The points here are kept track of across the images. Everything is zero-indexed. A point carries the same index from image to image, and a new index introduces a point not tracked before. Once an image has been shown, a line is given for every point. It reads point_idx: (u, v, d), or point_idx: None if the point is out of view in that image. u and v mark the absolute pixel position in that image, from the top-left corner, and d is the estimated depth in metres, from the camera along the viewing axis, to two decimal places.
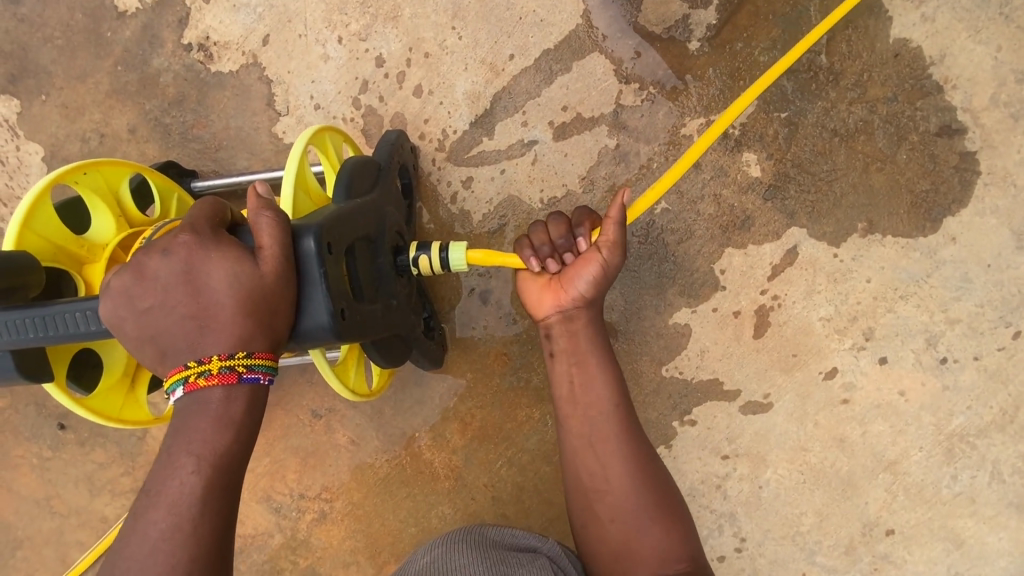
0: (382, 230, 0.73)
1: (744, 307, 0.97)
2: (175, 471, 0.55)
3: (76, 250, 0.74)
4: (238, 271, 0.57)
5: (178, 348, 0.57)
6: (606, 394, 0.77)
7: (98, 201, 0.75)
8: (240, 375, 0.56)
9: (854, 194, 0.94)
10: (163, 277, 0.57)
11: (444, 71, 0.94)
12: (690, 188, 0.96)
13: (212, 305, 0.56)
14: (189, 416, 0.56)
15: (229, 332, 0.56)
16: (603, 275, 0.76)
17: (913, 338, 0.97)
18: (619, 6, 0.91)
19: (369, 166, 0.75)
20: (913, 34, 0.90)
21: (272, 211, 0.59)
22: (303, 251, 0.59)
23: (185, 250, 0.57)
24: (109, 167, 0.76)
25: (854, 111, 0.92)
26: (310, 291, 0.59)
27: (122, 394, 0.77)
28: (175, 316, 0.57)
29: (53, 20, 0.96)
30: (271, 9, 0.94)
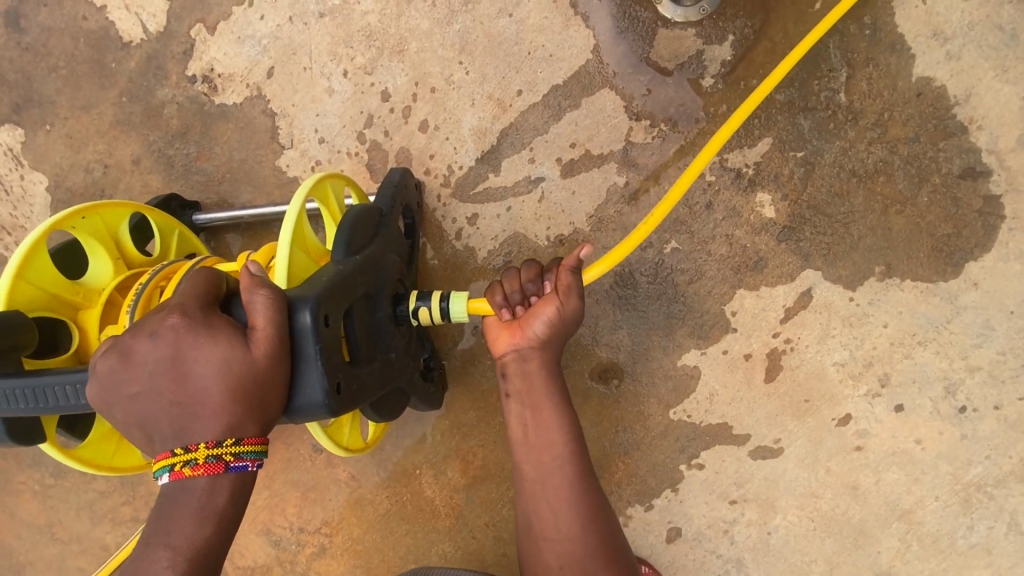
0: (381, 284, 0.71)
1: (755, 350, 0.94)
2: (153, 560, 0.54)
3: (71, 297, 0.73)
4: (230, 355, 0.56)
5: (167, 434, 0.56)
6: (559, 439, 0.73)
7: (95, 245, 0.75)
8: (227, 464, 0.55)
9: (872, 236, 0.90)
10: (151, 362, 0.56)
11: (451, 106, 0.92)
12: (701, 228, 0.93)
13: (201, 392, 0.55)
14: (172, 502, 0.55)
15: (218, 420, 0.55)
16: (562, 319, 0.74)
17: (931, 386, 0.93)
18: (631, 41, 0.89)
19: (370, 216, 0.73)
20: (936, 73, 0.87)
21: (266, 290, 0.57)
22: (298, 326, 0.58)
23: (174, 334, 0.56)
24: (106, 210, 0.76)
25: (874, 151, 0.89)
26: (304, 368, 0.58)
27: (113, 441, 0.78)
28: (162, 402, 0.56)
29: (58, 50, 0.96)
30: (276, 41, 0.93)
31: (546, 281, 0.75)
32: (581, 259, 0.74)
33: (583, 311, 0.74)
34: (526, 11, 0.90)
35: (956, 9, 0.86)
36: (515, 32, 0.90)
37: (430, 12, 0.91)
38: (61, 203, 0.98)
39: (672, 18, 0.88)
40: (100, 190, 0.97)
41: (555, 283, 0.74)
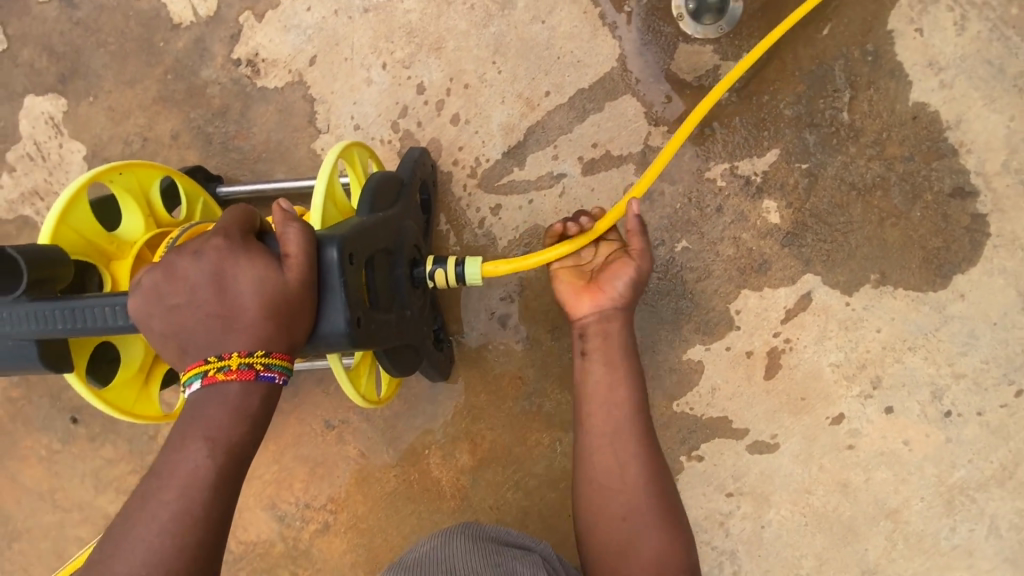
0: (400, 243, 0.75)
1: (756, 347, 1.00)
2: (186, 454, 0.56)
3: (105, 246, 0.76)
4: (265, 276, 0.59)
5: (200, 344, 0.59)
6: (627, 397, 0.79)
7: (130, 200, 0.77)
8: (257, 373, 0.57)
9: (868, 246, 0.97)
10: (192, 276, 0.59)
11: (482, 102, 0.97)
12: (711, 229, 0.98)
13: (236, 307, 0.58)
14: (203, 406, 0.58)
15: (249, 334, 0.58)
16: (638, 278, 0.83)
17: (919, 390, 0.99)
18: (653, 53, 0.96)
19: (392, 182, 0.78)
20: (931, 99, 0.95)
21: (298, 223, 0.61)
22: (326, 260, 0.61)
23: (215, 253, 0.59)
24: (142, 168, 0.78)
25: (872, 167, 0.96)
26: (329, 298, 0.61)
27: (135, 389, 0.78)
28: (199, 315, 0.59)
29: (108, 27, 1.00)
30: (320, 32, 0.98)
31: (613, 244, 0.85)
32: (641, 218, 0.82)
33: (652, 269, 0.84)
34: (558, 20, 0.96)
35: (950, 43, 0.94)
36: (547, 38, 0.97)
37: (468, 14, 0.97)
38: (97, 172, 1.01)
39: (692, 34, 0.95)
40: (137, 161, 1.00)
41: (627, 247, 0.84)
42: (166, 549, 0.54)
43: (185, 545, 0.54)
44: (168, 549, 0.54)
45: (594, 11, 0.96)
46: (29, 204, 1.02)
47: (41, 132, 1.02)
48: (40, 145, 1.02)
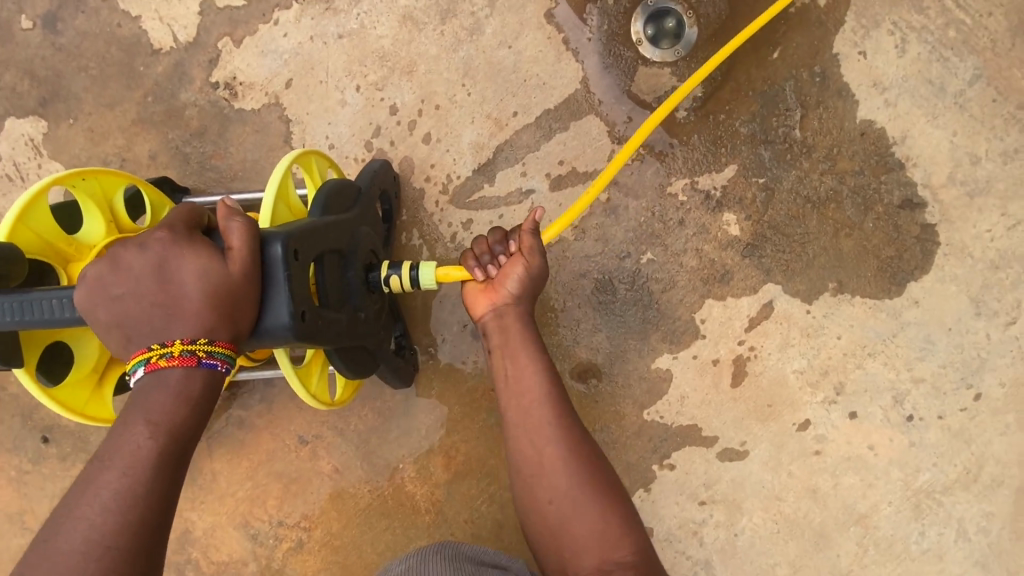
0: (355, 246, 0.75)
1: (722, 356, 1.02)
2: (130, 436, 0.53)
3: (64, 247, 0.72)
4: (207, 268, 0.56)
5: (143, 334, 0.56)
6: (537, 380, 0.76)
7: (92, 205, 0.75)
8: (198, 359, 0.55)
9: (826, 255, 1.01)
10: (135, 266, 0.56)
11: (452, 122, 1.01)
12: (674, 242, 1.02)
13: (180, 295, 0.55)
14: (152, 388, 0.55)
15: (191, 322, 0.55)
16: (529, 276, 0.80)
17: (881, 395, 1.02)
18: (615, 76, 1.00)
19: (347, 188, 0.78)
20: (877, 117, 1.00)
21: (242, 218, 0.58)
22: (269, 255, 0.58)
23: (160, 245, 0.57)
24: (105, 176, 0.77)
25: (825, 181, 1.01)
26: (271, 290, 0.58)
27: (88, 389, 0.74)
28: (143, 304, 0.56)
29: (89, 52, 1.03)
30: (296, 56, 1.01)
31: (511, 242, 0.81)
32: (537, 222, 0.79)
33: (548, 267, 0.80)
34: (524, 44, 1.01)
35: (892, 64, 1.00)
36: (514, 61, 1.01)
37: (439, 39, 1.01)
38: None
39: (651, 58, 1.00)
40: None
41: (519, 245, 0.80)
42: (99, 531, 0.50)
43: (126, 526, 0.50)
44: (108, 531, 0.49)
45: (558, 35, 1.01)
46: None
47: (21, 154, 1.04)
48: (19, 166, 1.04)
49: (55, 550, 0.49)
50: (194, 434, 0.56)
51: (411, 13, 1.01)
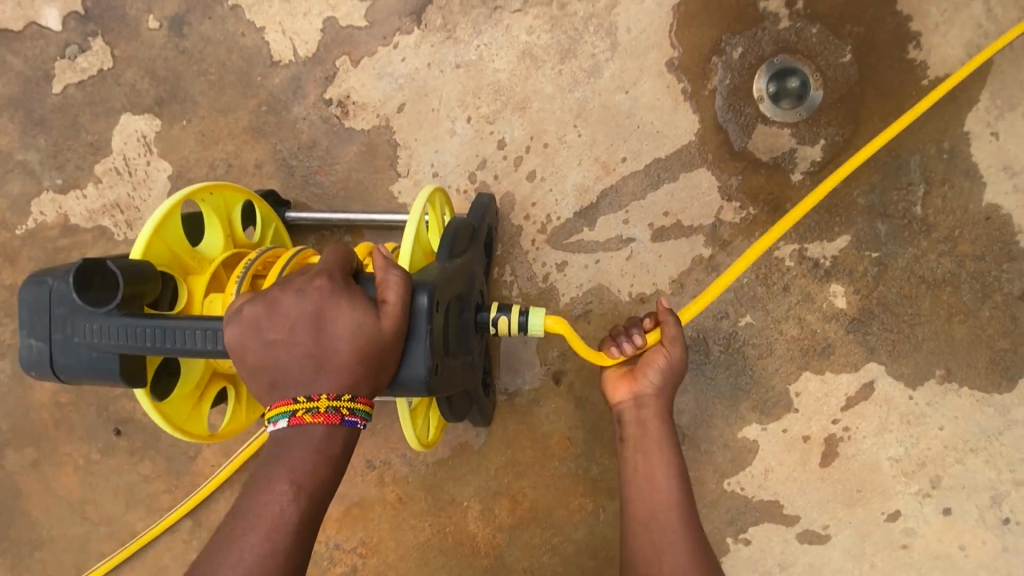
0: (471, 289, 0.72)
1: (813, 432, 0.98)
2: (271, 496, 0.50)
3: (187, 260, 0.73)
4: (362, 322, 0.52)
5: (289, 383, 0.52)
6: (667, 487, 0.78)
7: (215, 219, 0.76)
8: (342, 417, 0.51)
9: (935, 341, 0.96)
10: (293, 313, 0.52)
11: (559, 162, 1.00)
12: (775, 307, 0.98)
13: (332, 349, 0.52)
14: (291, 445, 0.51)
15: (341, 379, 0.51)
16: (670, 367, 0.82)
17: (980, 494, 0.96)
18: (732, 131, 0.98)
19: (468, 227, 0.76)
20: (1005, 202, 0.95)
21: (398, 270, 0.54)
22: (415, 308, 0.54)
23: (320, 292, 0.53)
24: (229, 191, 0.78)
25: (943, 262, 0.96)
26: (413, 344, 0.55)
27: (189, 404, 0.73)
28: (295, 354, 0.52)
29: (210, 57, 1.05)
30: (411, 82, 1.01)
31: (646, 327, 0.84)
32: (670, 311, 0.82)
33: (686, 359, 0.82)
34: (641, 91, 0.99)
35: None
36: (628, 107, 0.99)
37: (556, 78, 1.00)
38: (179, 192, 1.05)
39: (771, 117, 0.98)
40: None
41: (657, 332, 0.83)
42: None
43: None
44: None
45: (677, 86, 0.99)
46: (109, 216, 1.07)
47: (132, 149, 1.06)
48: (129, 161, 1.06)
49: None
50: (331, 496, 0.52)
51: (531, 49, 1.00)
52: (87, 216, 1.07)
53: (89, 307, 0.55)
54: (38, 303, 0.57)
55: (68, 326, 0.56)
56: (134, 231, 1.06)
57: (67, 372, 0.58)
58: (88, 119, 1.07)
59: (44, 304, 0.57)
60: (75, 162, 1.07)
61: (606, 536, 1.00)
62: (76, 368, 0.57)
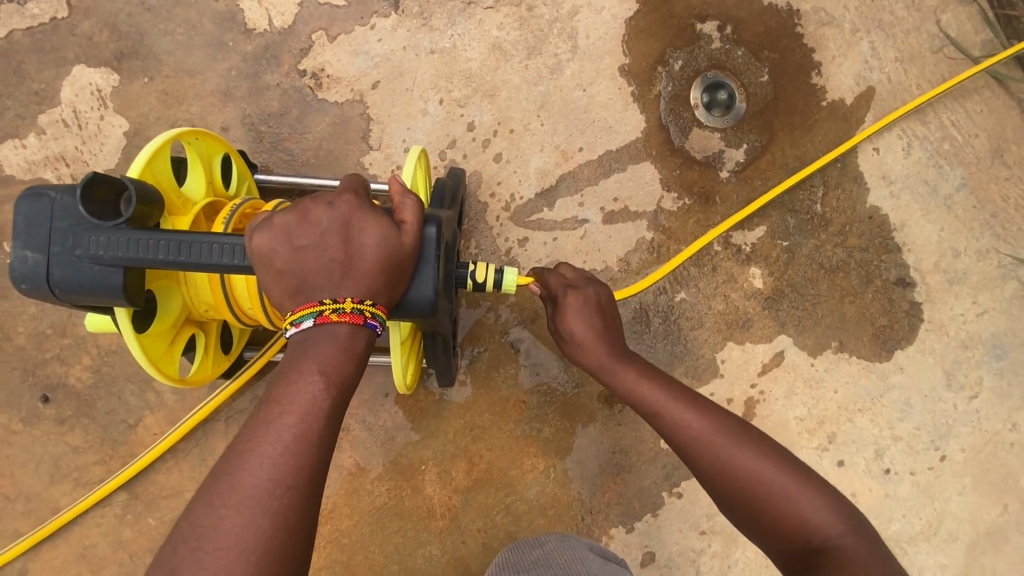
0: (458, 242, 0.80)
1: (735, 395, 1.12)
2: (302, 385, 0.54)
3: (173, 200, 0.73)
4: (386, 235, 0.59)
5: (318, 286, 0.57)
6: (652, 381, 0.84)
7: (199, 164, 0.78)
8: (365, 319, 0.57)
9: (831, 317, 1.14)
10: (323, 222, 0.58)
11: (523, 147, 1.09)
12: (705, 285, 1.12)
13: (359, 257, 0.58)
14: (317, 342, 0.56)
15: (365, 283, 0.57)
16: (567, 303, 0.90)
17: (865, 448, 1.14)
18: (672, 131, 1.12)
19: (454, 189, 0.84)
20: (882, 205, 1.17)
21: (414, 196, 0.62)
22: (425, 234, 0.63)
23: (348, 206, 0.59)
24: (212, 140, 0.80)
25: (837, 252, 1.15)
26: (423, 265, 0.62)
27: (163, 345, 0.73)
28: (323, 259, 0.57)
29: (180, 18, 1.05)
30: (386, 61, 1.07)
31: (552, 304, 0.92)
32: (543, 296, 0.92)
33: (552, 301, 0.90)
34: (597, 90, 1.11)
35: (899, 163, 1.18)
36: (586, 103, 1.11)
37: (522, 71, 1.10)
38: (136, 150, 1.02)
39: (705, 122, 1.13)
40: None
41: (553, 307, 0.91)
42: (277, 472, 0.50)
43: (301, 467, 0.51)
44: (290, 470, 0.51)
45: (627, 88, 1.12)
46: (52, 169, 1.01)
47: (84, 102, 1.02)
48: (79, 113, 1.02)
49: (240, 484, 0.50)
50: (355, 389, 0.57)
51: (501, 43, 1.10)
52: (26, 167, 1.01)
53: (94, 222, 0.60)
54: (40, 217, 0.61)
55: (70, 239, 0.60)
56: None
57: (62, 288, 0.61)
58: (35, 67, 1.02)
59: (46, 217, 0.61)
60: (17, 111, 1.02)
61: (556, 494, 1.07)
62: (72, 282, 0.60)
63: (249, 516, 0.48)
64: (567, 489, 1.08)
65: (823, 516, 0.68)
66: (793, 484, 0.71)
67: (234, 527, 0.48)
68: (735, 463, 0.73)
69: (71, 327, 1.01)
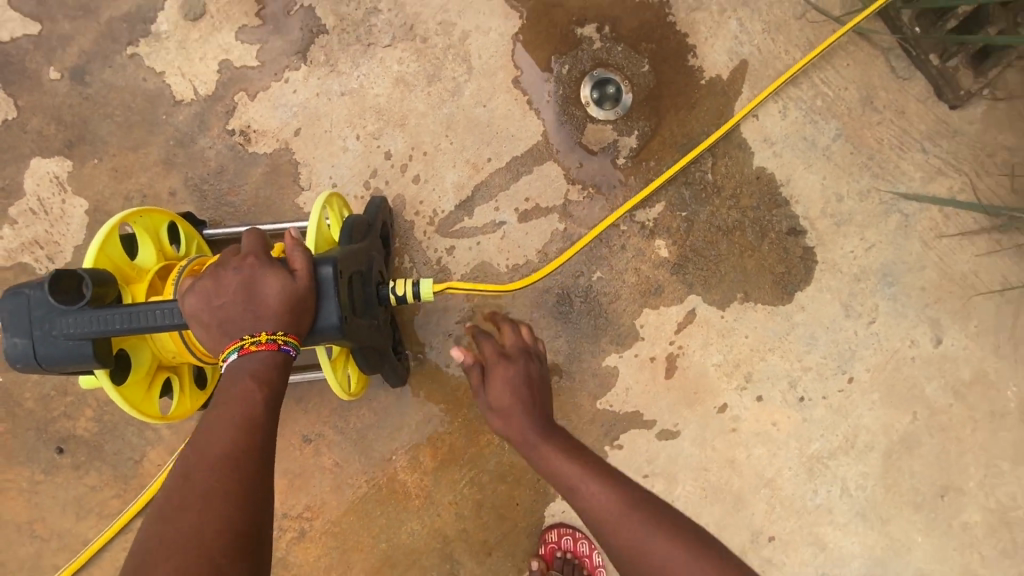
0: (371, 268, 0.93)
1: (657, 353, 1.28)
2: (238, 387, 0.68)
3: (127, 272, 0.88)
4: (283, 280, 0.74)
5: (238, 328, 0.72)
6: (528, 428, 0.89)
7: (146, 237, 0.92)
8: (279, 345, 0.71)
9: (733, 272, 1.29)
10: (232, 283, 0.74)
11: (438, 166, 1.23)
12: (617, 262, 1.28)
13: (263, 300, 0.73)
14: (244, 363, 0.70)
15: (272, 318, 0.72)
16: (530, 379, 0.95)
17: (780, 381, 1.30)
18: (569, 130, 1.25)
19: (364, 220, 0.98)
20: (767, 165, 1.30)
21: (303, 247, 0.76)
22: (321, 275, 0.77)
23: (250, 266, 0.75)
24: (155, 213, 0.94)
25: (732, 214, 1.29)
26: (324, 301, 0.77)
27: (141, 391, 0.89)
28: (236, 307, 0.72)
29: (115, 101, 1.17)
30: (304, 109, 1.20)
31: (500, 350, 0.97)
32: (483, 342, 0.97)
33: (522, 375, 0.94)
34: (495, 104, 1.24)
35: (778, 125, 1.30)
36: (487, 117, 1.24)
37: (426, 98, 1.22)
38: (97, 224, 1.16)
39: (597, 117, 1.26)
40: None
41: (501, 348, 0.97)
42: (223, 460, 0.61)
43: (247, 438, 0.64)
44: (237, 443, 0.63)
45: (523, 98, 1.25)
46: (29, 253, 1.16)
47: (45, 190, 1.16)
48: (43, 200, 1.16)
49: (196, 459, 0.61)
50: (284, 388, 0.71)
51: (403, 76, 1.22)
52: (6, 255, 1.16)
53: (62, 307, 0.75)
54: (18, 309, 0.76)
55: (44, 324, 0.75)
56: (57, 263, 1.16)
57: (46, 362, 0.76)
58: None
59: (23, 309, 0.76)
60: None
61: (512, 462, 1.24)
62: (52, 357, 0.75)
63: (206, 473, 0.59)
64: (522, 457, 1.24)
65: (662, 545, 0.71)
66: (639, 516, 0.74)
67: (197, 484, 0.58)
68: (592, 505, 0.77)
69: (70, 386, 1.16)
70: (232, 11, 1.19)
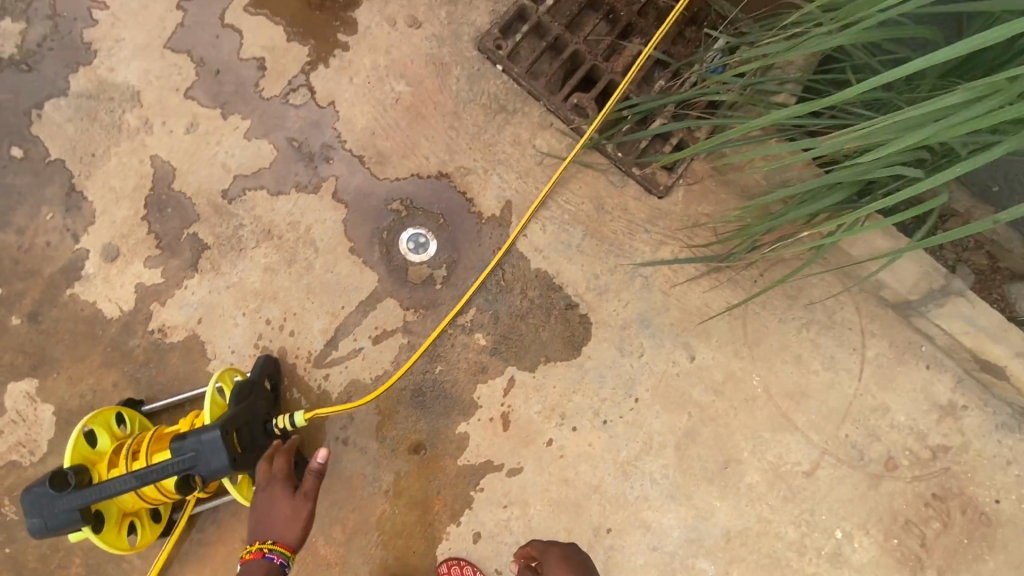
0: (256, 416, 1.42)
1: (493, 414, 1.78)
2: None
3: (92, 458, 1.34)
4: (292, 505, 1.32)
5: (261, 529, 1.31)
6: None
7: (102, 430, 1.39)
8: (268, 553, 1.27)
9: (534, 344, 1.82)
10: (263, 498, 1.33)
11: (307, 320, 1.72)
12: (451, 356, 1.78)
13: (277, 514, 1.32)
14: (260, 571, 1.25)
15: (280, 528, 1.30)
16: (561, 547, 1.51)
17: (586, 413, 1.82)
18: (396, 274, 1.78)
19: (247, 384, 1.47)
20: (541, 265, 1.86)
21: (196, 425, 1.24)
22: (211, 437, 1.25)
23: (272, 488, 1.34)
24: (105, 412, 1.41)
25: (524, 304, 1.83)
26: (216, 453, 1.25)
27: (114, 533, 1.32)
28: (264, 514, 1.32)
29: (62, 328, 1.64)
30: (202, 303, 1.68)
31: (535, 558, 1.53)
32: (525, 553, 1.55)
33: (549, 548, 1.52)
34: (340, 268, 1.76)
35: (543, 236, 1.87)
36: (336, 278, 1.75)
37: (290, 275, 1.73)
38: (62, 419, 1.60)
39: (414, 260, 1.80)
40: (91, 405, 1.61)
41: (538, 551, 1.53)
42: None
43: None
44: None
45: (359, 260, 1.77)
46: (13, 452, 1.58)
47: (20, 403, 1.60)
48: (19, 412, 1.60)
49: None
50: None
51: (270, 264, 1.73)
52: None
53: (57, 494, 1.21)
54: (31, 502, 1.22)
55: (47, 506, 1.21)
56: (36, 455, 1.58)
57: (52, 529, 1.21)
58: None
59: (34, 501, 1.22)
60: None
61: (403, 520, 1.72)
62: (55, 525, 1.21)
63: None
64: (409, 514, 1.72)
65: None
66: None
67: None
68: None
69: (57, 544, 1.56)
70: (138, 248, 1.68)
